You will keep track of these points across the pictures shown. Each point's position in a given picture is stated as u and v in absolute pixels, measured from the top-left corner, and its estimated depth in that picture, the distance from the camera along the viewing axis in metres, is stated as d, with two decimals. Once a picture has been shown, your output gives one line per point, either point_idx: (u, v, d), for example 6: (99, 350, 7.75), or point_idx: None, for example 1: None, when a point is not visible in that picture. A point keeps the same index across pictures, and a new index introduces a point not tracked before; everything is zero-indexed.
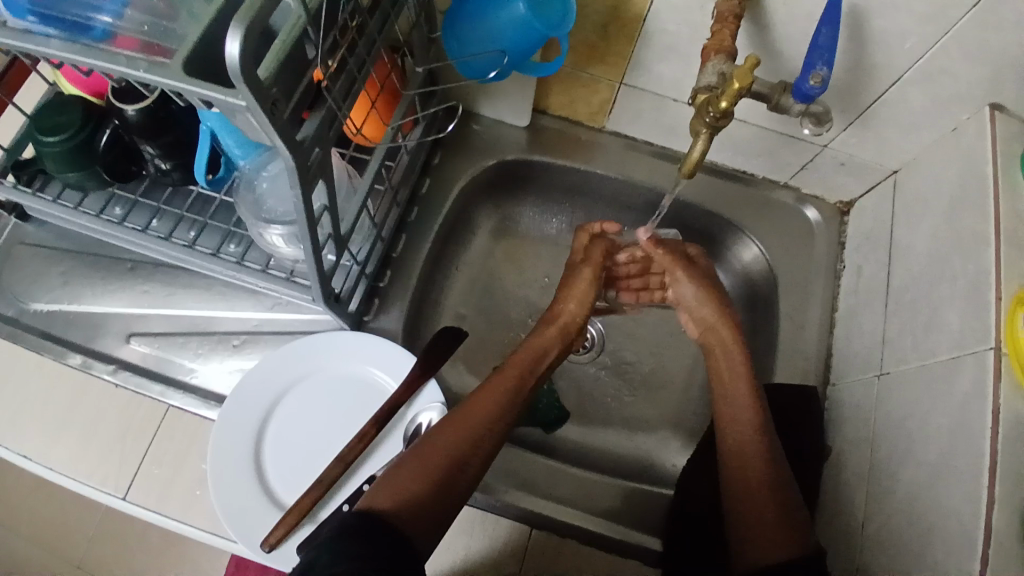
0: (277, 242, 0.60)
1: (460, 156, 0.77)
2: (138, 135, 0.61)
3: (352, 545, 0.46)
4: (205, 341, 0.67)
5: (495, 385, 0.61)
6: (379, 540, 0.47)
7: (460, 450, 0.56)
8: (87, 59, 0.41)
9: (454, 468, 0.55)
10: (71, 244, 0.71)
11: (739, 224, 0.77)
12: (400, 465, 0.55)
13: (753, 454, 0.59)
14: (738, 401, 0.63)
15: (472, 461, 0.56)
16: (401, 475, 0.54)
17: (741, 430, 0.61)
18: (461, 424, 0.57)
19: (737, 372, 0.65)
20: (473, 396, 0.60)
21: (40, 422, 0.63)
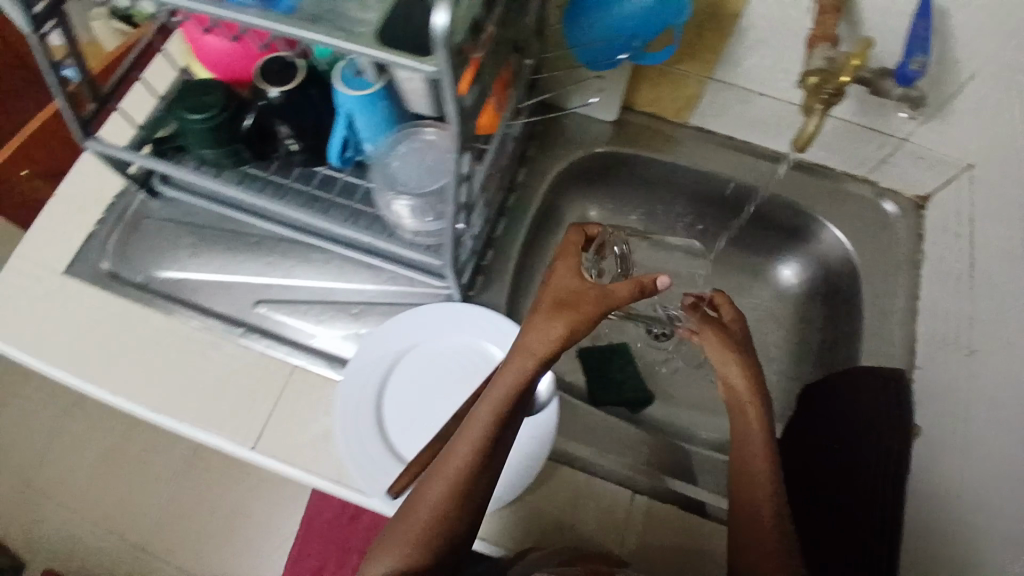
0: (403, 213, 0.65)
1: (552, 148, 0.81)
2: (278, 115, 0.66)
3: None
4: (326, 308, 0.72)
5: (465, 443, 0.54)
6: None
7: (441, 512, 0.54)
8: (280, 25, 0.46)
9: (439, 526, 0.54)
10: (195, 220, 0.76)
11: (817, 215, 0.80)
12: (388, 533, 0.55)
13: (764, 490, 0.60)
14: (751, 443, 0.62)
15: (461, 523, 0.55)
16: (392, 541, 0.54)
17: (754, 478, 0.61)
18: (438, 489, 0.54)
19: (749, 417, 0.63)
20: (456, 437, 0.55)
21: (172, 381, 0.68)
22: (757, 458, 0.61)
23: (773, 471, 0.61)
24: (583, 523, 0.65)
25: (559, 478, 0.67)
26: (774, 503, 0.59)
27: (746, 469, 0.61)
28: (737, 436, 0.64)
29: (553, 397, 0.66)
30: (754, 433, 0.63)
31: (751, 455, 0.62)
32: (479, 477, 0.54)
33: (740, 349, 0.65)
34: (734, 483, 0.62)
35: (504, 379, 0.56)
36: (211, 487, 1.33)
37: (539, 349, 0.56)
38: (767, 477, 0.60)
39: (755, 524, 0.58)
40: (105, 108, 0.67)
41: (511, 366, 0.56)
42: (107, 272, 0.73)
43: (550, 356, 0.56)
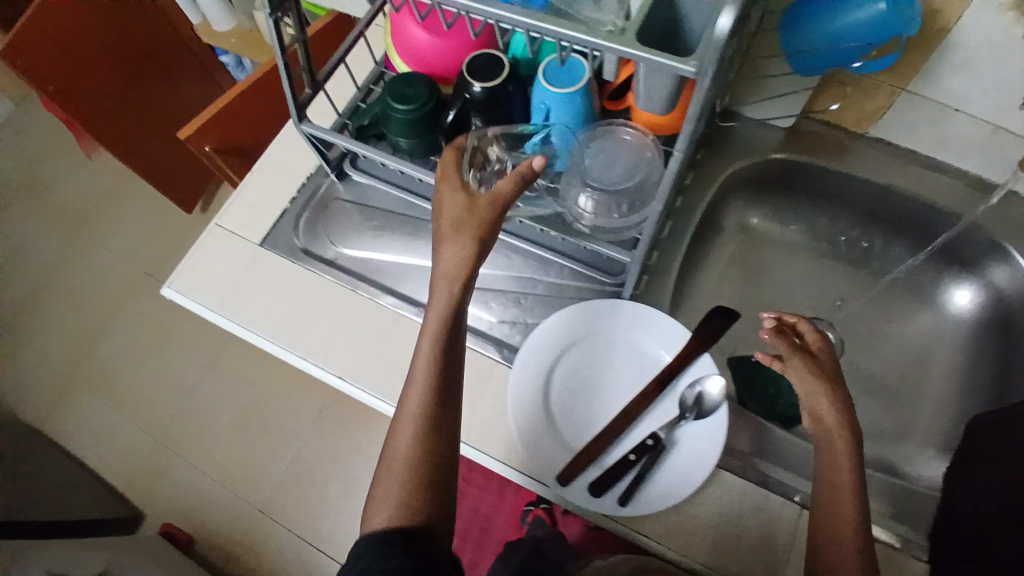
0: (586, 207, 0.68)
1: (723, 153, 0.81)
2: (477, 110, 0.69)
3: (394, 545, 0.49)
4: (498, 296, 0.76)
5: (416, 380, 0.56)
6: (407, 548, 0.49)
7: (424, 417, 0.55)
8: (539, 21, 0.47)
9: (426, 441, 0.54)
10: (378, 205, 0.82)
11: (1004, 242, 0.75)
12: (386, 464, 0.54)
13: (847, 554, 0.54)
14: (841, 495, 0.57)
15: (440, 435, 0.55)
16: (386, 482, 0.53)
17: (837, 533, 0.56)
18: (404, 433, 0.54)
19: (843, 469, 0.57)
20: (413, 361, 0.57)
21: (355, 352, 0.74)
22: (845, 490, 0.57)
23: (860, 536, 0.55)
24: (746, 532, 0.65)
25: (720, 483, 0.67)
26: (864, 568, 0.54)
27: (833, 523, 0.56)
28: (825, 489, 0.58)
29: (723, 401, 0.67)
30: (840, 490, 0.57)
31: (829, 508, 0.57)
32: (440, 420, 0.56)
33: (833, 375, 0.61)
34: (817, 540, 0.57)
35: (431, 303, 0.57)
36: (331, 448, 1.42)
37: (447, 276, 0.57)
38: (854, 540, 0.55)
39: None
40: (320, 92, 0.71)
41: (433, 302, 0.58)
42: (300, 247, 0.80)
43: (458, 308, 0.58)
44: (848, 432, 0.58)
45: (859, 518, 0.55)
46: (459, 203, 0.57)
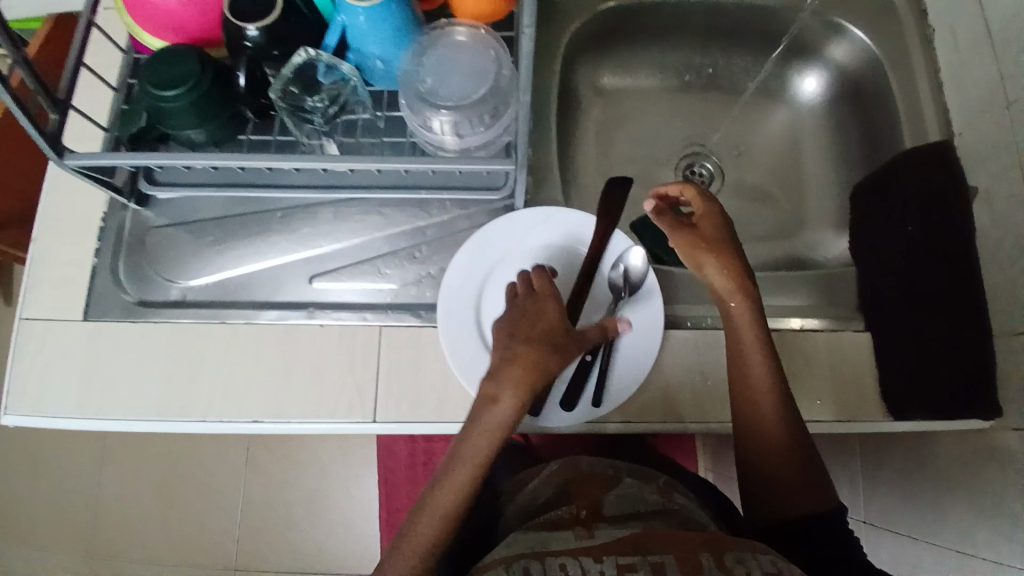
0: (443, 127, 0.59)
1: (552, 21, 0.74)
2: (267, 61, 0.58)
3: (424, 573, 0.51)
4: (390, 259, 0.67)
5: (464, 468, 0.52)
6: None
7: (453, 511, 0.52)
8: None
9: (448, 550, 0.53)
10: (211, 215, 0.69)
11: (837, 18, 0.78)
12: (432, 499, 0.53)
13: (763, 393, 0.60)
14: (744, 337, 0.60)
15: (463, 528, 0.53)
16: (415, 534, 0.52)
17: (751, 378, 0.60)
18: (454, 489, 0.52)
19: (738, 317, 0.61)
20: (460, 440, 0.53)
21: (258, 383, 0.63)
22: (746, 329, 0.60)
23: (769, 374, 0.60)
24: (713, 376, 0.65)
25: (677, 343, 0.66)
26: (774, 390, 0.59)
27: (740, 367, 0.60)
28: (729, 329, 0.62)
29: (648, 269, 0.65)
30: (738, 325, 0.61)
31: (737, 357, 0.61)
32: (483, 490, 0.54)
33: (712, 243, 0.63)
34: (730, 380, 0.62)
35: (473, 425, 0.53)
36: (275, 475, 1.26)
37: (508, 392, 0.52)
38: (765, 377, 0.60)
39: (754, 414, 0.60)
40: (67, 110, 0.55)
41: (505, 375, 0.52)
42: (134, 301, 0.66)
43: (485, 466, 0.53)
44: (747, 296, 0.61)
45: (764, 353, 0.60)
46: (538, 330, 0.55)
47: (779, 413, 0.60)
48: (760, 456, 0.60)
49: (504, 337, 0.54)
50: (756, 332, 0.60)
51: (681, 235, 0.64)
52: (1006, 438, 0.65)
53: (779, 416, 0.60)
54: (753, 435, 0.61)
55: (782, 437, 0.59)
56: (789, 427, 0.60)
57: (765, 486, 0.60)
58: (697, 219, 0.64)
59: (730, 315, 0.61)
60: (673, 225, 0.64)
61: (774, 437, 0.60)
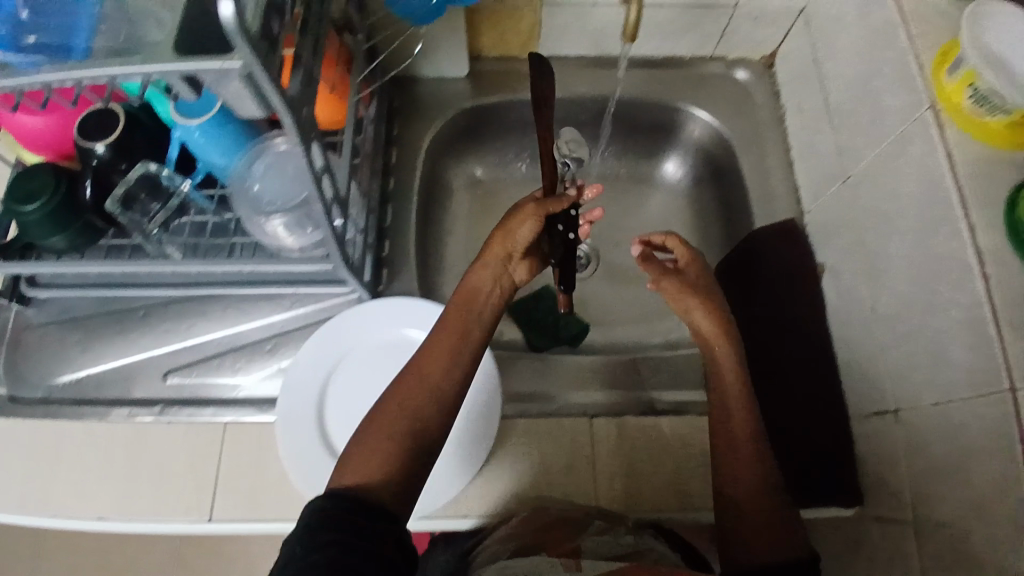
0: (281, 232, 0.61)
1: (415, 121, 0.79)
2: (115, 173, 0.61)
3: (346, 520, 0.46)
4: (239, 355, 0.69)
5: (440, 359, 0.56)
6: (345, 534, 0.45)
7: (419, 411, 0.54)
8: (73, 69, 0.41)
9: (411, 441, 0.52)
10: (78, 314, 0.72)
11: (681, 101, 0.83)
12: (374, 418, 0.53)
13: (743, 419, 0.58)
14: (726, 365, 0.61)
15: (433, 414, 0.54)
16: (357, 452, 0.52)
17: (730, 410, 0.59)
18: (426, 389, 0.55)
19: (720, 357, 0.61)
20: (423, 354, 0.57)
21: (106, 481, 0.64)
22: (729, 374, 0.60)
23: (747, 403, 0.59)
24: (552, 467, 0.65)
25: (518, 434, 0.66)
26: (753, 428, 0.58)
27: (721, 398, 0.60)
28: (712, 370, 0.62)
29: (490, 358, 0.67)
30: (720, 365, 0.61)
31: (719, 390, 0.60)
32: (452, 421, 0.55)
33: (697, 290, 0.64)
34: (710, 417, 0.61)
35: (466, 284, 0.61)
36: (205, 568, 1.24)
37: (490, 276, 0.61)
38: (740, 403, 0.59)
39: (730, 452, 0.58)
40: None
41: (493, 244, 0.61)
42: (4, 397, 0.68)
43: (462, 341, 0.58)
44: (731, 337, 0.62)
45: (742, 381, 0.60)
46: (522, 232, 0.61)
47: (758, 451, 0.58)
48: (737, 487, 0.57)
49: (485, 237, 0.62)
50: (736, 369, 0.60)
51: (669, 279, 0.64)
52: (867, 525, 0.63)
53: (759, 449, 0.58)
54: (731, 480, 0.57)
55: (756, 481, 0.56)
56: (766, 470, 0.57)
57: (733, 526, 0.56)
58: (681, 265, 0.66)
59: (712, 356, 0.61)
60: (658, 267, 0.65)
61: (753, 480, 0.57)
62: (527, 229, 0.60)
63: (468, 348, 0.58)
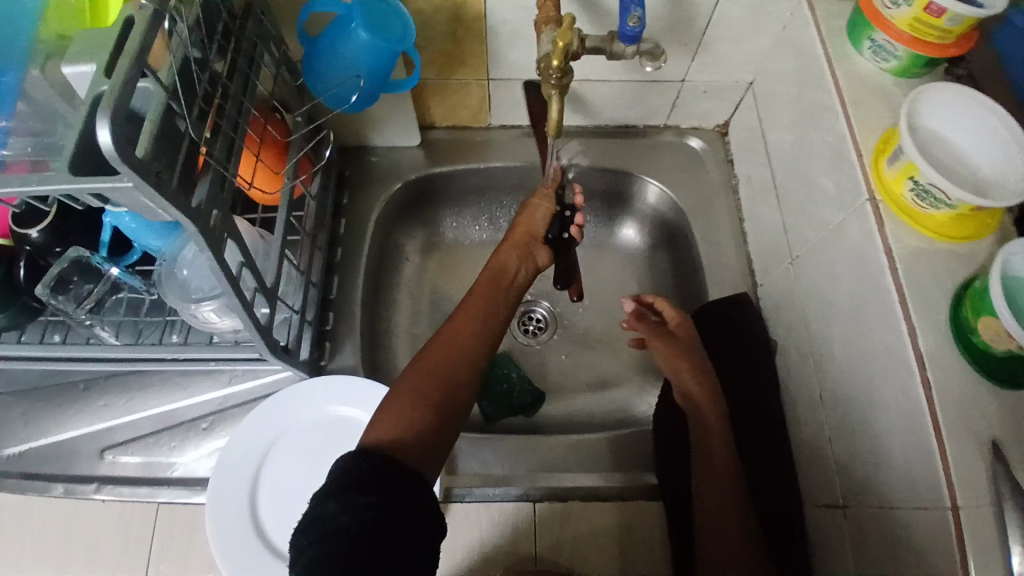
0: (213, 316, 0.61)
1: (365, 190, 0.80)
2: (49, 254, 0.62)
3: (364, 488, 0.44)
4: (175, 433, 0.69)
5: (471, 325, 0.58)
6: (392, 482, 0.45)
7: (452, 375, 0.54)
8: None
9: (444, 406, 0.53)
10: (20, 386, 0.72)
11: (635, 171, 0.82)
12: (391, 396, 0.52)
13: (716, 445, 0.62)
14: (704, 411, 0.65)
15: (464, 387, 0.54)
16: (397, 405, 0.51)
17: (710, 441, 0.63)
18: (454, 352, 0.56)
19: (698, 394, 0.65)
20: (452, 320, 0.59)
21: (41, 562, 0.64)
22: (704, 401, 0.65)
23: (726, 432, 0.63)
24: (494, 550, 0.65)
25: (458, 517, 0.66)
26: (728, 451, 0.62)
27: (704, 426, 0.64)
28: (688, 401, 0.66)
29: None
30: (703, 407, 0.65)
31: (707, 422, 0.64)
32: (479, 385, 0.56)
33: (688, 351, 0.68)
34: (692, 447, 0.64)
35: (490, 265, 0.65)
36: None
37: (513, 258, 0.66)
38: (721, 429, 0.63)
39: (709, 491, 0.60)
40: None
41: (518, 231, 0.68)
42: None
43: (494, 318, 0.60)
44: (713, 395, 0.65)
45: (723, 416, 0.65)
46: (542, 210, 0.69)
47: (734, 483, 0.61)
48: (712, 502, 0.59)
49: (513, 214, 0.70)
50: (715, 408, 0.65)
51: (666, 339, 0.69)
52: None
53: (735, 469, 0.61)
54: (709, 537, 0.58)
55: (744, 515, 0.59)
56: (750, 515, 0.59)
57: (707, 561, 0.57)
58: (672, 325, 0.71)
59: (689, 394, 0.66)
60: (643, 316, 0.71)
61: (735, 520, 0.58)
62: (540, 213, 0.69)
63: (502, 318, 0.61)
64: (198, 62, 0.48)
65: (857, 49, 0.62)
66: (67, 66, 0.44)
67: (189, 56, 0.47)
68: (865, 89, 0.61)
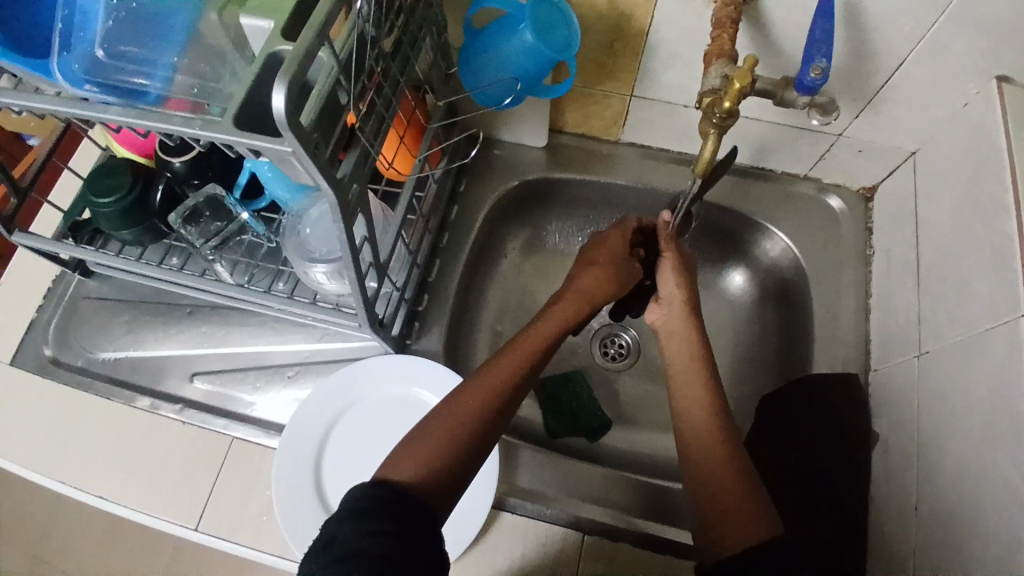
0: (322, 278, 0.63)
1: (484, 181, 0.80)
2: (185, 186, 0.65)
3: (377, 515, 0.43)
4: (261, 374, 0.72)
5: (508, 372, 0.56)
6: (406, 513, 0.44)
7: (478, 422, 0.53)
8: (142, 121, 0.45)
9: (463, 453, 0.51)
10: (133, 295, 0.77)
11: (760, 219, 0.78)
12: (416, 436, 0.51)
13: (701, 409, 0.58)
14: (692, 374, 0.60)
15: (488, 438, 0.53)
16: (416, 445, 0.50)
17: (697, 409, 0.58)
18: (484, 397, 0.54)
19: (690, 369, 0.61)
20: (494, 362, 0.57)
21: (112, 464, 0.68)
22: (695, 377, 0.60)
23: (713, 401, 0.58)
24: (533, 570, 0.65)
25: (505, 526, 0.66)
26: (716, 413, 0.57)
27: (687, 391, 0.59)
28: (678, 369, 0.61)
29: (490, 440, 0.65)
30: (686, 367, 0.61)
31: (695, 395, 0.59)
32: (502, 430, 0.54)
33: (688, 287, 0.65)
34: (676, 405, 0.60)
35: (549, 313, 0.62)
36: None
37: (574, 300, 0.63)
38: (701, 387, 0.59)
39: (703, 472, 0.54)
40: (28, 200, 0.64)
41: (584, 278, 0.65)
42: (51, 358, 0.74)
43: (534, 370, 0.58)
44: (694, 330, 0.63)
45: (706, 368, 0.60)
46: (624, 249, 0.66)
47: (727, 452, 0.55)
48: (717, 518, 0.52)
49: (589, 256, 0.67)
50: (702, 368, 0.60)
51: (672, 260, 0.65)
52: None
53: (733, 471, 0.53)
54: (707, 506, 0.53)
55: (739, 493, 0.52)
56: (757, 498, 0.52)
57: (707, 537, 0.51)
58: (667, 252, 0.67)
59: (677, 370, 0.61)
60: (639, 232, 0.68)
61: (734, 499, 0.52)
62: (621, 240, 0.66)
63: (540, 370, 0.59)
64: (372, 40, 0.48)
65: None
66: (246, 18, 0.47)
67: (367, 33, 0.47)
68: None
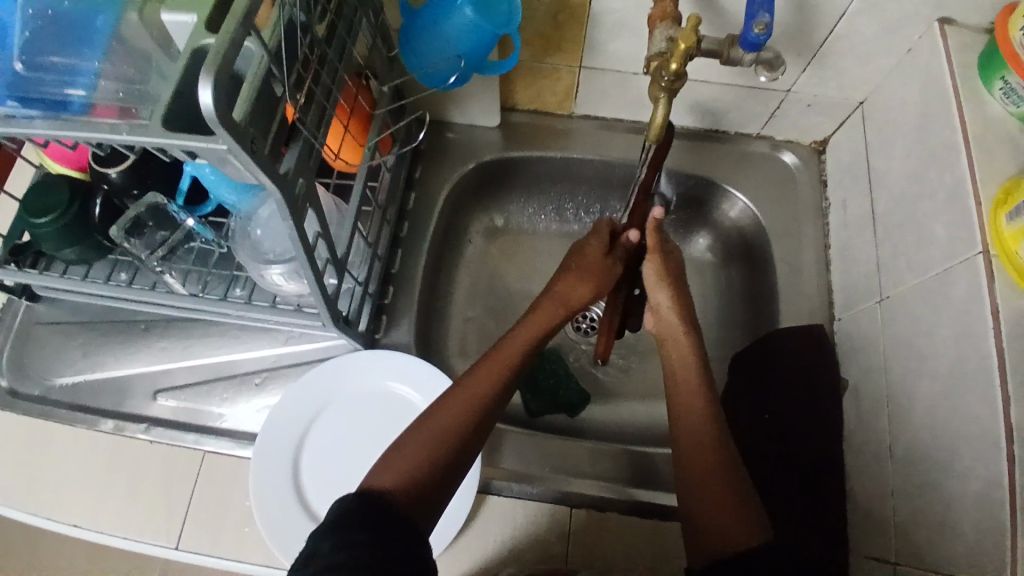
0: (279, 280, 0.61)
1: (440, 166, 0.79)
2: (125, 196, 0.62)
3: (355, 530, 0.42)
4: (228, 385, 0.69)
5: (489, 374, 0.57)
6: (387, 525, 0.43)
7: (462, 427, 0.53)
8: (70, 132, 0.42)
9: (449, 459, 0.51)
10: (85, 316, 0.74)
11: (720, 182, 0.79)
12: (402, 443, 0.51)
13: (696, 406, 0.58)
14: (685, 375, 0.61)
15: (472, 442, 0.53)
16: (401, 454, 0.50)
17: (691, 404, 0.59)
18: (466, 402, 0.54)
19: (682, 372, 0.62)
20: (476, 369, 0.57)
21: (84, 492, 0.66)
22: (683, 376, 0.61)
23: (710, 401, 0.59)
24: (525, 550, 0.65)
25: (494, 511, 0.66)
26: (707, 407, 0.58)
27: (681, 393, 0.60)
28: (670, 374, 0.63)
29: None
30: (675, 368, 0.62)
31: (690, 393, 0.60)
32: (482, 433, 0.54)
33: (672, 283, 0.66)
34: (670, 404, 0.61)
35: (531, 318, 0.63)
36: None
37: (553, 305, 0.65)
38: (695, 387, 0.60)
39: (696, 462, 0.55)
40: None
41: (562, 284, 0.66)
42: (5, 389, 0.71)
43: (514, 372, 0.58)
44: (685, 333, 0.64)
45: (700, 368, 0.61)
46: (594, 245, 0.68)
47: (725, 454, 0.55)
48: (707, 507, 0.53)
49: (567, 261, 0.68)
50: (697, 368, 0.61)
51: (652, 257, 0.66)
52: None
53: (726, 471, 0.54)
54: (701, 498, 0.53)
55: (729, 487, 0.53)
56: (743, 495, 0.53)
57: (702, 529, 0.52)
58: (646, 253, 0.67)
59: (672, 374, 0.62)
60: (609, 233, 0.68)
61: (728, 492, 0.53)
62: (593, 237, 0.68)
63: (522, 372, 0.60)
64: (303, 27, 0.46)
65: (989, 88, 0.57)
66: (169, 14, 0.45)
67: (296, 19, 0.45)
68: (1001, 130, 0.56)
